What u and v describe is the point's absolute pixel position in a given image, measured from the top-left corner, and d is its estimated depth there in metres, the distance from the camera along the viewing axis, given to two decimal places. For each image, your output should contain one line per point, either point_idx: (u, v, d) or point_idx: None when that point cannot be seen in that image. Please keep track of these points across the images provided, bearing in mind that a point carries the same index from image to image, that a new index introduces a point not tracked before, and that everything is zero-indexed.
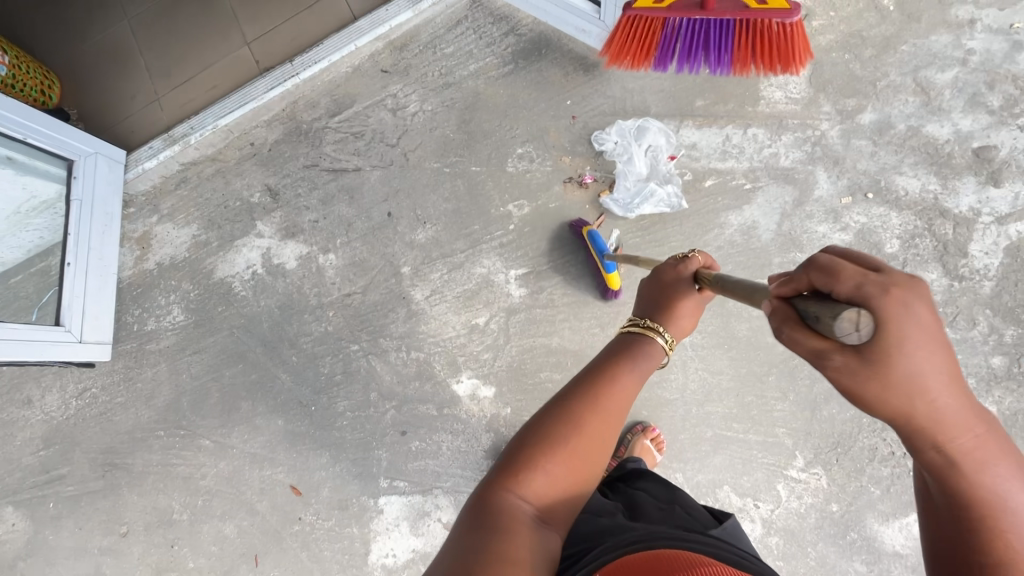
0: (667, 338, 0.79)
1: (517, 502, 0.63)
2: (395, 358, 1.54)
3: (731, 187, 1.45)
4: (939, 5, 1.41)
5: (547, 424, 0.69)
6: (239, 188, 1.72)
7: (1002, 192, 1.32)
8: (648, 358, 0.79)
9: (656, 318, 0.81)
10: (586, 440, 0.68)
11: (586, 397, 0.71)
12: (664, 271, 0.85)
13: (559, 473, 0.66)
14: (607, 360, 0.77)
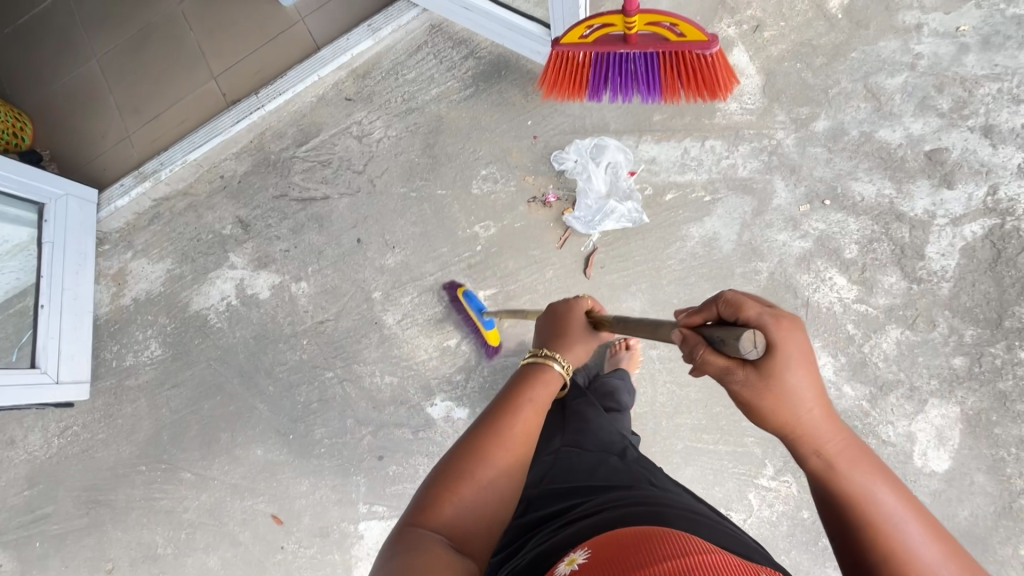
0: (562, 364, 0.85)
1: (431, 532, 0.63)
2: (369, 383, 1.55)
3: (691, 200, 1.47)
4: (886, 11, 1.43)
5: (457, 454, 0.70)
6: (211, 221, 1.74)
7: (955, 193, 1.34)
8: (547, 382, 0.83)
9: (552, 348, 0.88)
10: (496, 462, 0.71)
11: (492, 422, 0.74)
12: (559, 308, 0.95)
13: (470, 497, 0.67)
14: (510, 389, 0.81)
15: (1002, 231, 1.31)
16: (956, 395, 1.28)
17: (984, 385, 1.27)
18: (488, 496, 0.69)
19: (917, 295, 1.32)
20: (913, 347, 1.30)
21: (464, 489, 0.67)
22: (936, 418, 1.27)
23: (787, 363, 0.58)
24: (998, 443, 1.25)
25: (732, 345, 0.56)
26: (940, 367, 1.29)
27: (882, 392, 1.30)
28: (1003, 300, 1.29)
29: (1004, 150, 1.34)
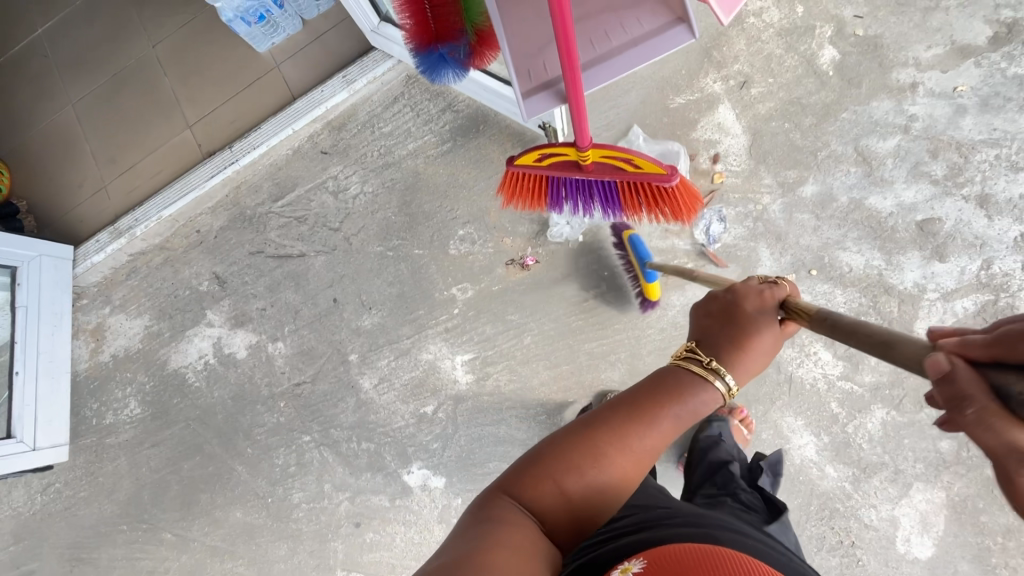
0: (727, 381, 0.59)
1: (520, 511, 0.53)
2: (346, 448, 1.54)
3: (673, 266, 1.42)
4: (879, 69, 1.37)
5: (566, 442, 0.57)
6: (187, 277, 1.71)
7: (946, 267, 1.29)
8: (696, 405, 0.60)
9: (720, 351, 0.61)
10: (609, 468, 0.56)
11: (621, 420, 0.58)
12: (746, 294, 0.66)
13: (569, 494, 0.55)
14: (660, 385, 0.60)
15: (993, 308, 1.26)
16: (941, 479, 1.24)
17: (972, 471, 1.23)
18: (587, 498, 0.56)
19: (904, 374, 1.28)
20: (898, 428, 1.26)
21: (567, 483, 0.55)
22: (921, 503, 1.24)
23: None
24: (983, 531, 1.22)
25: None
26: (926, 450, 1.25)
27: (865, 474, 1.27)
28: None
29: (999, 221, 1.28)
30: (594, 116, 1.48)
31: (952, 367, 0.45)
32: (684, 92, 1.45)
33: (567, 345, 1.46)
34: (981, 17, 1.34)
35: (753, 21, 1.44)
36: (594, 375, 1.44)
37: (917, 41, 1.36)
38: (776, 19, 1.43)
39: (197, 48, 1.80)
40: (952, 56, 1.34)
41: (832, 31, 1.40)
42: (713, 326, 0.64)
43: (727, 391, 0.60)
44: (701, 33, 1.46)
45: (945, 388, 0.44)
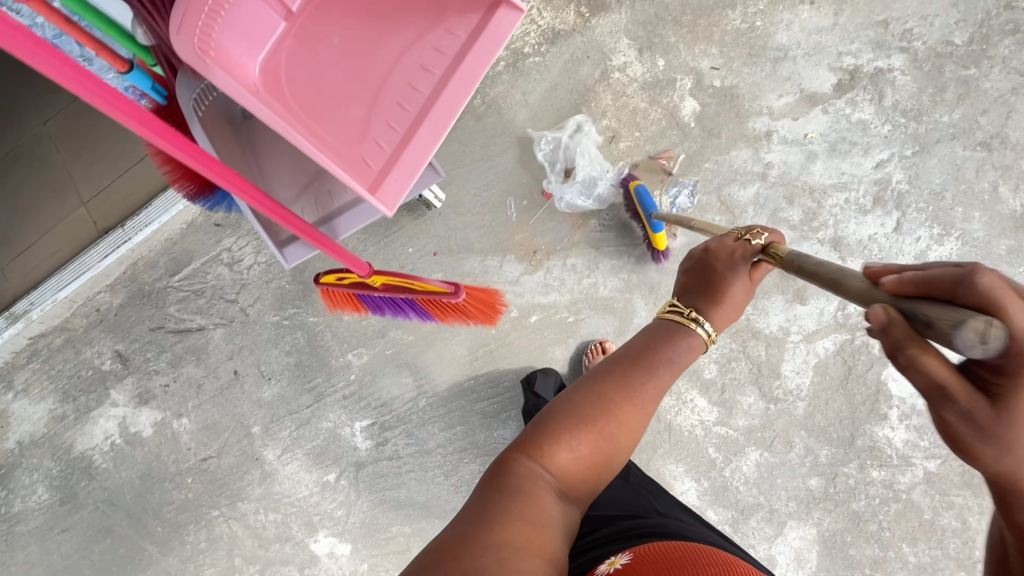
0: (705, 328, 0.79)
1: (541, 468, 0.70)
2: (254, 520, 1.56)
3: (555, 321, 1.47)
4: (736, 118, 1.42)
5: (576, 404, 0.75)
6: (90, 357, 1.69)
7: (807, 308, 1.33)
8: (686, 349, 0.79)
9: (698, 304, 0.80)
10: (614, 418, 0.75)
11: (619, 371, 0.77)
12: (717, 251, 0.83)
13: (583, 450, 0.73)
14: (645, 347, 0.79)
15: (851, 346, 1.31)
16: (812, 515, 1.29)
17: (839, 506, 1.28)
18: (594, 452, 0.73)
19: (775, 415, 1.32)
20: (771, 469, 1.31)
21: (591, 429, 0.73)
22: (795, 540, 1.29)
23: None
24: (852, 563, 1.28)
25: (946, 332, 0.46)
26: (797, 488, 1.30)
27: (743, 516, 1.31)
28: (855, 418, 1.29)
29: (851, 262, 1.34)
30: (474, 178, 1.53)
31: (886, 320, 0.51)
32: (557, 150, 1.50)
33: (461, 406, 1.49)
34: (825, 65, 1.40)
35: (618, 76, 1.49)
36: (487, 433, 1.48)
37: (769, 91, 1.42)
38: (639, 73, 1.48)
39: (85, 123, 1.76)
40: (801, 104, 1.40)
41: (692, 82, 1.45)
42: (695, 282, 0.83)
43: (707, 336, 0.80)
44: (570, 90, 1.51)
45: (888, 336, 0.50)
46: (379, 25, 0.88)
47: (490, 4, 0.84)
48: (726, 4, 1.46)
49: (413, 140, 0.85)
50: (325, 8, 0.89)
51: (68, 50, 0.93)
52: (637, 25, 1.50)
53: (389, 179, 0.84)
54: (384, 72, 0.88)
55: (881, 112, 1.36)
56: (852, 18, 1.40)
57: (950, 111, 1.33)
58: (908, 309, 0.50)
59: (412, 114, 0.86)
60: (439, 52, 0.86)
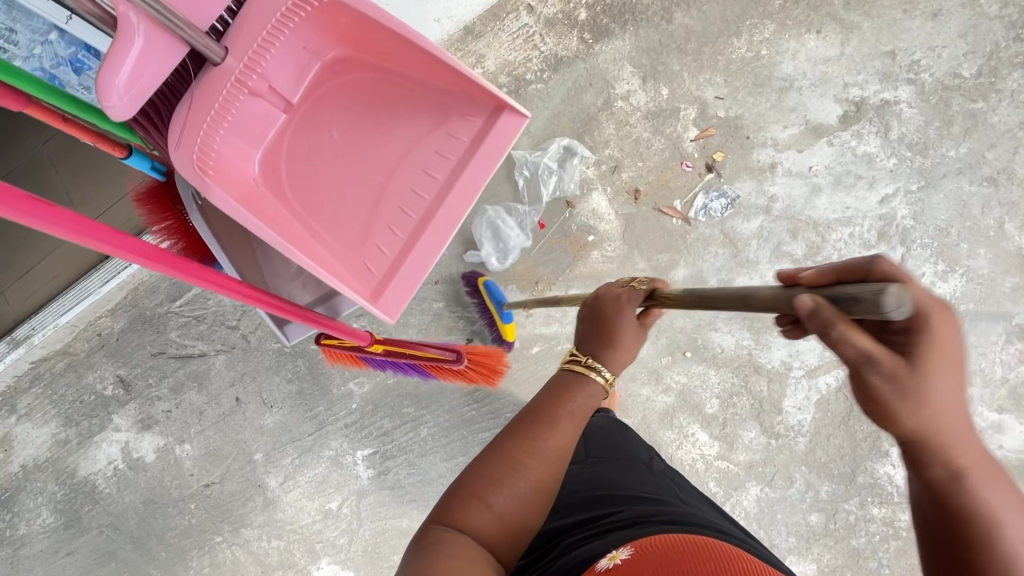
0: (603, 376, 0.78)
1: (457, 533, 0.68)
2: (257, 547, 1.57)
3: (556, 352, 1.48)
4: (741, 150, 1.41)
5: (485, 463, 0.75)
6: (92, 381, 1.68)
7: (809, 344, 1.33)
8: (585, 399, 0.79)
9: (593, 352, 0.79)
10: (524, 471, 0.74)
11: (527, 421, 0.77)
12: (607, 298, 0.80)
13: (496, 508, 0.72)
14: (547, 397, 0.79)
15: None
16: (812, 550, 1.30)
17: (839, 542, 1.29)
18: (513, 505, 0.73)
19: (776, 451, 1.32)
20: (771, 504, 1.31)
21: (501, 484, 0.73)
22: None
23: (944, 375, 0.50)
24: None
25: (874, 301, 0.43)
26: (797, 524, 1.30)
27: None
28: (856, 455, 1.29)
29: None
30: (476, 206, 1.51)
31: (812, 306, 0.47)
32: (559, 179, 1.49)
33: (462, 436, 1.49)
34: (831, 96, 1.38)
35: (621, 105, 1.47)
36: None
37: (774, 122, 1.40)
38: (642, 102, 1.46)
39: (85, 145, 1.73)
40: (807, 136, 1.38)
41: (696, 112, 1.44)
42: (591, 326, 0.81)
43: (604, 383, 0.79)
44: (573, 118, 1.49)
45: (816, 320, 0.47)
46: (380, 139, 0.97)
47: (483, 123, 0.95)
48: (731, 32, 1.44)
49: (412, 248, 0.95)
50: (328, 120, 0.96)
51: (80, 95, 0.97)
52: (641, 52, 1.48)
53: (390, 288, 0.94)
54: (387, 183, 0.97)
55: (887, 146, 1.34)
56: (858, 48, 1.38)
57: (957, 145, 1.32)
58: (829, 292, 0.47)
59: (412, 224, 0.95)
60: (435, 166, 0.96)
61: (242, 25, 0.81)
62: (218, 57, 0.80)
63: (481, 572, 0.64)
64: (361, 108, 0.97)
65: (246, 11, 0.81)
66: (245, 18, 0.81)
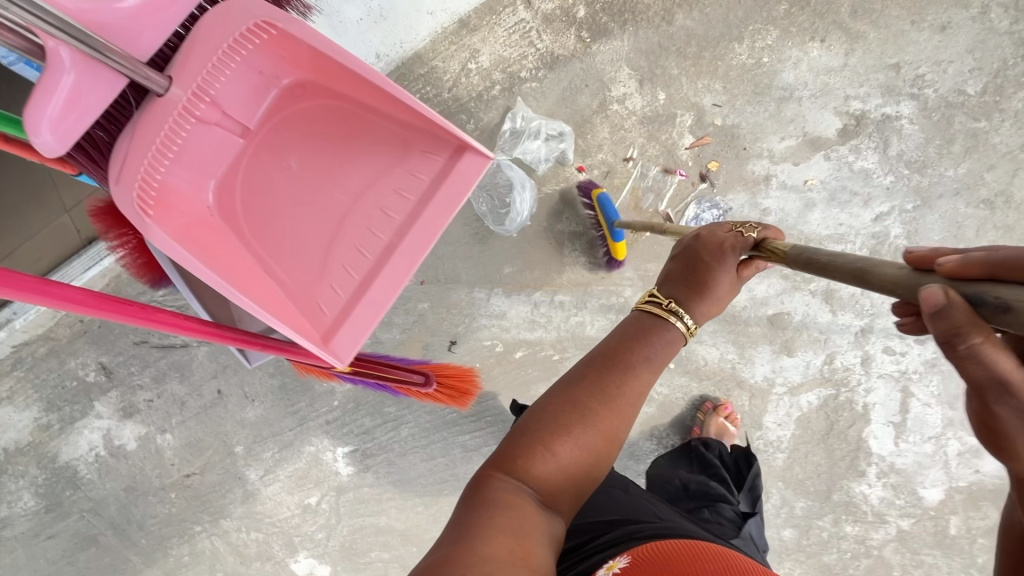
0: (685, 323, 0.78)
1: (520, 484, 0.68)
2: (236, 538, 1.58)
3: (540, 357, 1.47)
4: (736, 160, 1.37)
5: (546, 411, 0.74)
6: (73, 368, 1.65)
7: (794, 360, 1.32)
8: (663, 344, 0.78)
9: (680, 296, 0.80)
10: (596, 423, 0.73)
11: (598, 369, 0.76)
12: (703, 245, 0.83)
13: (563, 459, 0.70)
14: (622, 345, 0.78)
15: (835, 402, 1.30)
16: (783, 564, 1.31)
17: (810, 557, 1.30)
18: (578, 458, 0.71)
19: None
20: None
21: (570, 438, 0.71)
22: None
23: None
24: None
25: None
26: (770, 539, 1.31)
27: None
28: (833, 473, 1.30)
29: (842, 316, 1.31)
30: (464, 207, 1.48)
31: (945, 301, 0.47)
32: (550, 181, 1.46)
33: (442, 438, 1.49)
34: (831, 109, 1.34)
35: (616, 108, 1.44)
36: (468, 466, 1.49)
37: (771, 132, 1.37)
38: (638, 106, 1.43)
39: None
40: (803, 148, 1.35)
41: (692, 119, 1.40)
42: (684, 273, 0.83)
43: (686, 329, 0.79)
44: (567, 120, 1.46)
45: (945, 321, 0.47)
46: (336, 172, 1.02)
47: (439, 164, 1.01)
48: (732, 37, 1.40)
49: (365, 289, 1.00)
50: (288, 152, 1.01)
51: (31, 75, 0.90)
52: (640, 53, 1.43)
53: (340, 331, 0.98)
54: (343, 217, 1.02)
55: (885, 162, 1.31)
56: (862, 59, 1.34)
57: (955, 165, 1.29)
58: (972, 292, 0.48)
59: (367, 263, 1.00)
60: (389, 202, 1.02)
61: (187, 53, 0.81)
62: (161, 89, 0.80)
63: (536, 522, 0.65)
64: (319, 141, 1.02)
65: (190, 39, 0.81)
66: (190, 46, 0.81)
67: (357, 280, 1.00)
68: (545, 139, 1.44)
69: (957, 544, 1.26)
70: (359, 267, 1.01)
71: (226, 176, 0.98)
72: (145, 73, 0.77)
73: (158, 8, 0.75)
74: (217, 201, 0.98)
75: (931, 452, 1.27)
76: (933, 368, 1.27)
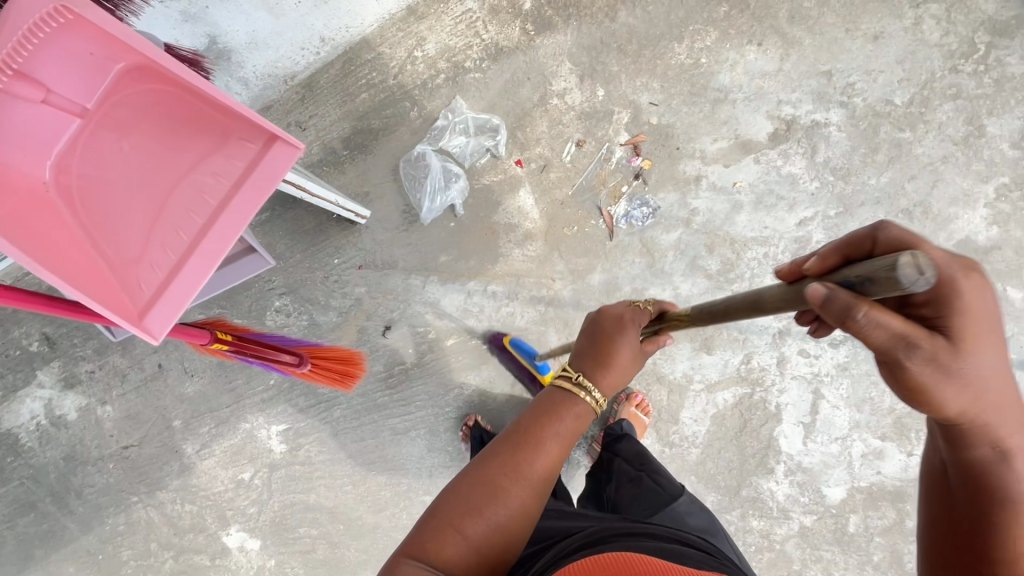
0: (593, 396, 0.78)
1: (431, 568, 0.64)
2: (171, 509, 1.61)
3: (471, 346, 1.50)
4: (669, 159, 1.39)
5: (457, 490, 0.72)
6: (17, 337, 1.64)
7: (712, 358, 1.34)
8: (573, 418, 0.78)
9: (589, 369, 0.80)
10: (508, 501, 0.71)
11: (511, 444, 0.75)
12: (610, 317, 0.85)
13: (475, 540, 0.68)
14: (534, 420, 0.78)
15: (749, 401, 1.33)
16: None
17: None
18: (491, 536, 0.69)
19: (668, 458, 1.35)
20: None
21: (484, 515, 0.70)
22: None
23: (981, 346, 0.55)
24: None
25: (889, 285, 0.46)
26: None
27: None
28: (743, 469, 1.33)
29: (761, 317, 1.34)
30: (404, 194, 1.50)
31: (826, 291, 0.52)
32: (489, 172, 1.47)
33: (373, 421, 1.52)
34: (763, 112, 1.36)
35: (556, 103, 1.45)
36: (396, 449, 1.52)
37: (704, 133, 1.38)
38: (577, 101, 1.44)
39: None
40: (735, 150, 1.37)
41: (629, 117, 1.42)
42: (593, 345, 0.83)
43: (594, 403, 0.79)
44: (508, 112, 1.47)
45: (836, 304, 0.51)
46: (171, 148, 0.86)
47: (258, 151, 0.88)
48: (673, 36, 1.41)
49: (182, 265, 0.87)
50: (118, 120, 0.82)
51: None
52: (582, 49, 1.44)
53: (157, 307, 0.86)
54: (166, 193, 0.86)
55: (811, 168, 1.34)
56: (797, 64, 1.35)
57: (878, 174, 1.31)
58: (840, 277, 0.54)
59: (189, 243, 0.87)
60: (219, 183, 0.88)
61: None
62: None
63: None
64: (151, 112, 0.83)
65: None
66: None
67: (175, 257, 0.87)
68: (474, 135, 1.48)
69: (855, 541, 1.31)
70: (184, 249, 0.87)
71: (46, 145, 0.79)
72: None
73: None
74: (53, 176, 0.80)
75: (836, 452, 1.31)
76: (844, 372, 1.31)
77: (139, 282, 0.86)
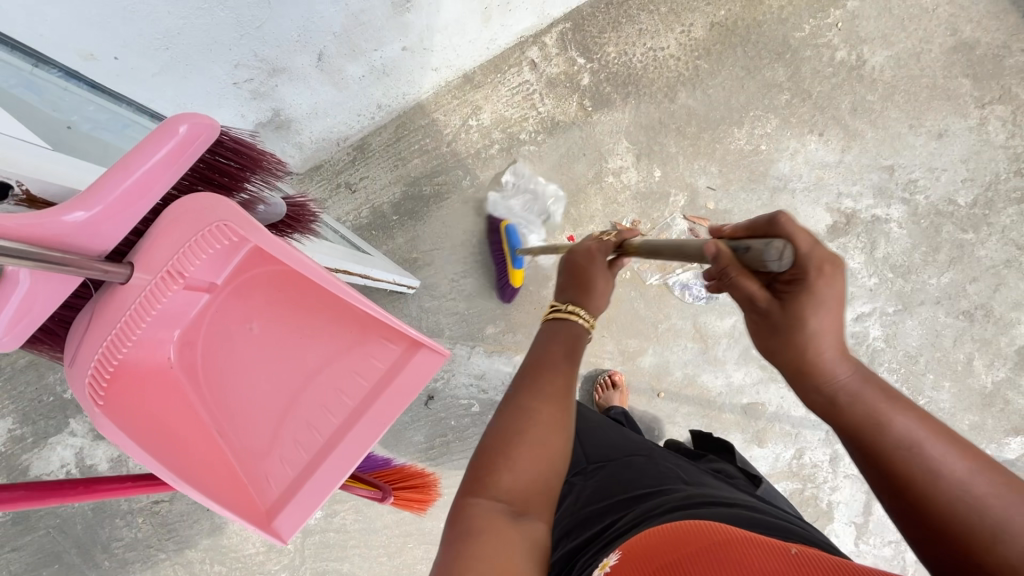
0: (585, 319, 0.73)
1: (494, 503, 0.55)
2: (199, 568, 1.59)
3: None
4: None
5: (495, 422, 0.63)
6: (53, 383, 1.62)
7: (763, 452, 1.33)
8: (569, 343, 0.71)
9: (573, 298, 0.74)
10: (542, 416, 0.62)
11: (528, 369, 0.68)
12: (577, 251, 0.79)
13: (528, 463, 0.58)
14: (541, 347, 0.71)
15: (800, 496, 1.32)
16: None
17: None
18: (544, 459, 0.59)
19: None
20: None
21: (527, 434, 0.60)
22: None
23: (821, 308, 0.53)
24: None
25: (760, 255, 0.52)
26: None
27: None
28: None
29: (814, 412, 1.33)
30: (455, 262, 1.50)
31: (716, 251, 0.56)
32: (542, 246, 1.48)
33: None
34: (823, 204, 1.35)
35: (611, 180, 1.44)
36: (434, 522, 1.50)
37: None
38: (633, 181, 1.44)
39: None
40: None
41: (685, 200, 1.42)
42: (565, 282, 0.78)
43: (587, 326, 0.73)
44: (561, 186, 1.47)
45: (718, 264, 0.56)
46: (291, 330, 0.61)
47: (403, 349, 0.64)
48: (732, 121, 1.40)
49: (309, 471, 0.60)
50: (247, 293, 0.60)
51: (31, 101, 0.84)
52: (640, 128, 1.44)
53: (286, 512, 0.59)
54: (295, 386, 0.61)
55: (870, 264, 1.33)
56: (858, 157, 1.35)
57: (939, 274, 1.31)
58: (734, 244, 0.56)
59: (322, 443, 0.61)
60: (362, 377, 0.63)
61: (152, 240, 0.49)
62: (120, 278, 0.49)
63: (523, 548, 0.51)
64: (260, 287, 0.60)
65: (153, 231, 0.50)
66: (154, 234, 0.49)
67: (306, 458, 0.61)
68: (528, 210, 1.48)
69: None
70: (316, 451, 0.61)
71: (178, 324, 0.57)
72: (102, 262, 0.46)
73: (133, 199, 0.47)
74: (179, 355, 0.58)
75: (888, 555, 1.31)
76: None
77: (260, 486, 0.59)
